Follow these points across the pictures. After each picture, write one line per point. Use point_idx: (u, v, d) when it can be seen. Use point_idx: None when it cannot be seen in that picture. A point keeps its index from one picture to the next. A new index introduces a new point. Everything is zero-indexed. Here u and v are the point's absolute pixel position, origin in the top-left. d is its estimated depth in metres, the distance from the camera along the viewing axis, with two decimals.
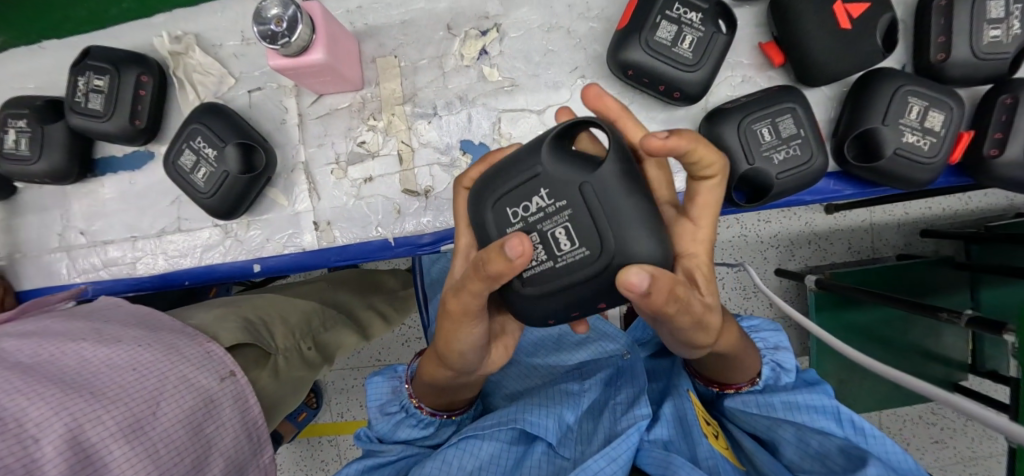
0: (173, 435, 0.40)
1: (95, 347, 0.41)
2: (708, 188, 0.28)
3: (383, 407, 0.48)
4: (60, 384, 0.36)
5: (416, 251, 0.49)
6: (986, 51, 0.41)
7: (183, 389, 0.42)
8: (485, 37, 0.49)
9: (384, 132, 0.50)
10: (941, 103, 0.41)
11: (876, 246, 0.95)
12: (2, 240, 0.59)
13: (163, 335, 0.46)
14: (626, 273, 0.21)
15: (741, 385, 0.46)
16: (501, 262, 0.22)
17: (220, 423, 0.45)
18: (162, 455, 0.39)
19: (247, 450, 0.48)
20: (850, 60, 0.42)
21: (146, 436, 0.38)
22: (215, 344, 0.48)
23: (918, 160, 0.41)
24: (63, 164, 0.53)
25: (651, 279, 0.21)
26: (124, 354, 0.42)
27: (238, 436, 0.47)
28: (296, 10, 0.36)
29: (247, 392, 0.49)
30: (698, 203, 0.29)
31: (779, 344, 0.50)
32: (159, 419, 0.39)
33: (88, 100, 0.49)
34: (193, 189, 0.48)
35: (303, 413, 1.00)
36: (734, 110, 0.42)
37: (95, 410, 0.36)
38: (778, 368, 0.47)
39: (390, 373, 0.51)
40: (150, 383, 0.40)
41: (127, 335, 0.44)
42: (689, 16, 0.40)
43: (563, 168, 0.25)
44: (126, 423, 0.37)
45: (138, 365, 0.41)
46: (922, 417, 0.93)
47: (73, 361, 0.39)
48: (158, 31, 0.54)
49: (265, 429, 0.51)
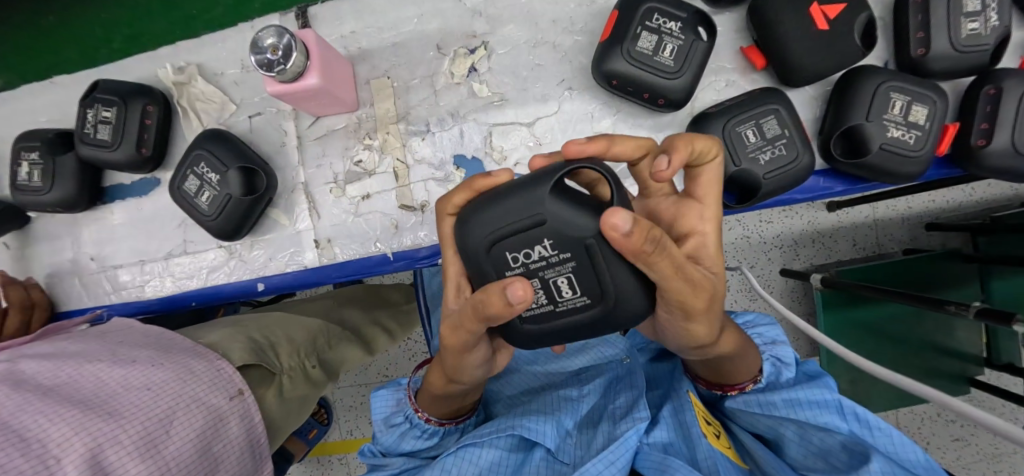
0: (185, 454, 0.41)
1: (111, 368, 0.43)
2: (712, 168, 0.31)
3: (388, 420, 0.49)
4: (79, 404, 0.38)
5: (414, 264, 0.50)
6: (965, 43, 0.42)
7: (195, 407, 0.44)
8: (473, 55, 0.50)
9: (380, 150, 0.51)
10: (924, 97, 0.42)
11: (879, 241, 0.95)
12: (16, 269, 0.61)
13: (174, 355, 0.48)
14: (609, 213, 0.21)
15: (743, 385, 0.45)
16: (500, 304, 0.24)
17: (227, 440, 0.47)
18: (175, 472, 0.40)
19: (249, 468, 0.50)
20: (830, 59, 0.43)
21: (160, 455, 0.39)
22: (225, 362, 0.50)
23: (905, 153, 0.41)
24: (73, 193, 0.55)
25: (634, 223, 0.21)
26: (138, 374, 0.43)
27: (243, 452, 0.49)
28: (291, 38, 0.37)
29: (253, 410, 0.51)
30: (702, 182, 0.31)
31: (777, 339, 0.50)
32: (172, 438, 0.41)
33: (96, 131, 0.51)
34: (198, 212, 0.49)
35: (314, 430, 1.00)
36: (719, 113, 0.43)
37: (113, 429, 0.37)
38: (779, 363, 0.47)
39: (395, 386, 0.52)
40: (165, 402, 0.42)
41: (141, 356, 0.46)
42: (669, 25, 0.41)
43: (568, 218, 0.26)
44: (141, 442, 0.38)
45: (153, 384, 0.43)
46: (939, 414, 0.92)
47: (91, 382, 0.41)
48: (162, 63, 0.56)
49: (266, 447, 0.52)
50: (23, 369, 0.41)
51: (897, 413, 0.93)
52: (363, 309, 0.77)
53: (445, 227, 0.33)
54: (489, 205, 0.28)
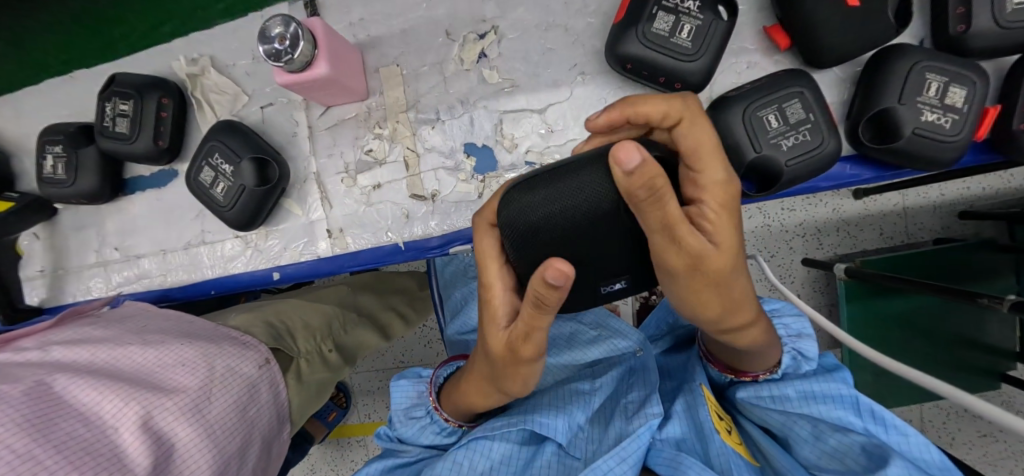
0: (227, 418, 0.45)
1: (143, 349, 0.44)
2: (693, 129, 0.27)
3: (408, 412, 0.49)
4: (125, 380, 0.40)
5: (424, 254, 0.50)
6: (1009, 19, 0.38)
7: (229, 377, 0.47)
8: (483, 40, 0.49)
9: (390, 139, 0.51)
10: (962, 78, 0.39)
11: (909, 230, 0.90)
12: (47, 258, 0.63)
13: (200, 335, 0.50)
14: (618, 147, 0.20)
15: (757, 374, 0.44)
16: (555, 293, 0.26)
17: (259, 405, 0.50)
18: (220, 434, 0.44)
19: (274, 429, 0.54)
20: (860, 38, 0.40)
21: (206, 419, 0.43)
22: (248, 338, 0.53)
23: (940, 138, 0.39)
24: (95, 186, 0.56)
25: (645, 160, 0.20)
26: (170, 352, 0.45)
27: (271, 415, 0.53)
28: (298, 26, 0.37)
29: (278, 378, 0.54)
30: (693, 147, 0.27)
31: (802, 332, 0.47)
32: (215, 404, 0.44)
33: (115, 124, 0.52)
34: (214, 203, 0.50)
35: (333, 413, 1.05)
36: (739, 97, 0.41)
37: (163, 399, 0.40)
38: (800, 356, 0.44)
39: (415, 377, 0.52)
40: (202, 374, 0.45)
41: (167, 337, 0.47)
42: (687, 5, 0.39)
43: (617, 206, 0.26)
44: (189, 408, 0.42)
45: (187, 359, 0.45)
46: (967, 410, 0.89)
47: (127, 363, 0.43)
48: (176, 55, 0.57)
49: (289, 409, 0.57)
50: (52, 356, 0.42)
51: (922, 408, 0.90)
52: (378, 294, 0.77)
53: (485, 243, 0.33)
54: (523, 187, 0.28)
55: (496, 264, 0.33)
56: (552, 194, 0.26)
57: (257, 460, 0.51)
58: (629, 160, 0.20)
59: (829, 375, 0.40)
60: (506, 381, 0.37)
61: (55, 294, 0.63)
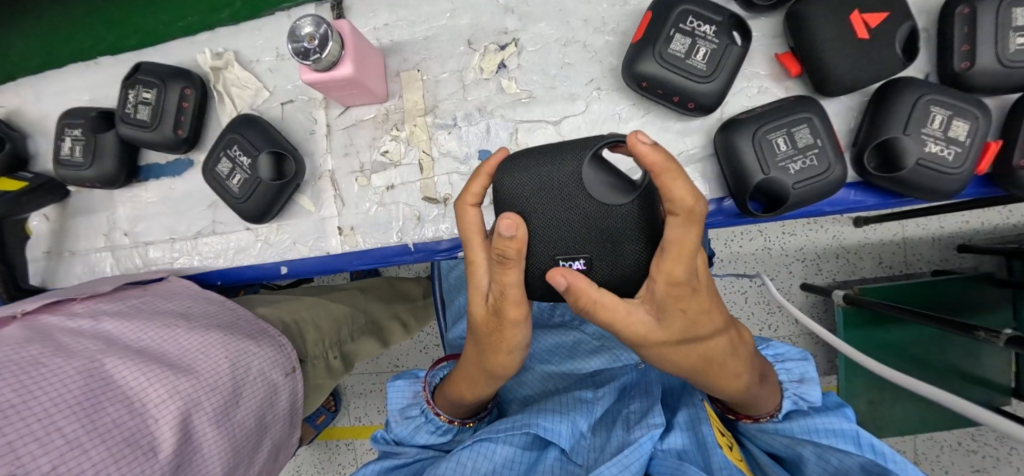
0: (245, 422, 0.46)
1: (188, 336, 0.45)
2: (677, 227, 0.27)
3: (404, 411, 0.49)
4: (172, 367, 0.42)
5: (433, 256, 0.51)
6: (1012, 57, 0.40)
7: (259, 379, 0.49)
8: (503, 51, 0.50)
9: (406, 142, 0.52)
10: (965, 112, 0.40)
11: (909, 260, 0.91)
12: (56, 239, 0.64)
13: (242, 326, 0.52)
14: (553, 273, 0.29)
15: (758, 416, 0.44)
16: (512, 244, 0.28)
17: (275, 410, 0.52)
18: (237, 437, 0.45)
19: (286, 433, 0.55)
20: (868, 70, 0.42)
21: (229, 423, 0.44)
22: (285, 338, 0.55)
23: (942, 170, 0.40)
24: (111, 170, 0.57)
25: (569, 284, 0.29)
26: (213, 342, 0.46)
27: (285, 419, 0.54)
28: (328, 28, 0.38)
29: (299, 387, 0.56)
30: (674, 242, 0.27)
31: (805, 376, 0.46)
32: (240, 408, 0.46)
33: (136, 111, 0.53)
34: (229, 195, 0.51)
35: (323, 416, 1.03)
36: (749, 120, 0.42)
37: (201, 395, 0.42)
38: (802, 402, 0.44)
39: (412, 377, 0.52)
40: (238, 376, 0.46)
41: (210, 325, 0.49)
42: (703, 29, 0.41)
43: (593, 193, 0.29)
44: (218, 412, 0.43)
45: (226, 354, 0.47)
46: (962, 443, 0.88)
47: (175, 349, 0.44)
48: (202, 48, 0.58)
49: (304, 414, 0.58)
50: (102, 328, 0.43)
51: (917, 439, 0.90)
52: (383, 301, 0.77)
53: (468, 220, 0.34)
54: (511, 164, 0.31)
55: (479, 237, 0.34)
56: (539, 166, 0.30)
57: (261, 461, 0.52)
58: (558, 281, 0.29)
59: (830, 411, 0.41)
60: (493, 348, 0.38)
61: (61, 276, 0.63)
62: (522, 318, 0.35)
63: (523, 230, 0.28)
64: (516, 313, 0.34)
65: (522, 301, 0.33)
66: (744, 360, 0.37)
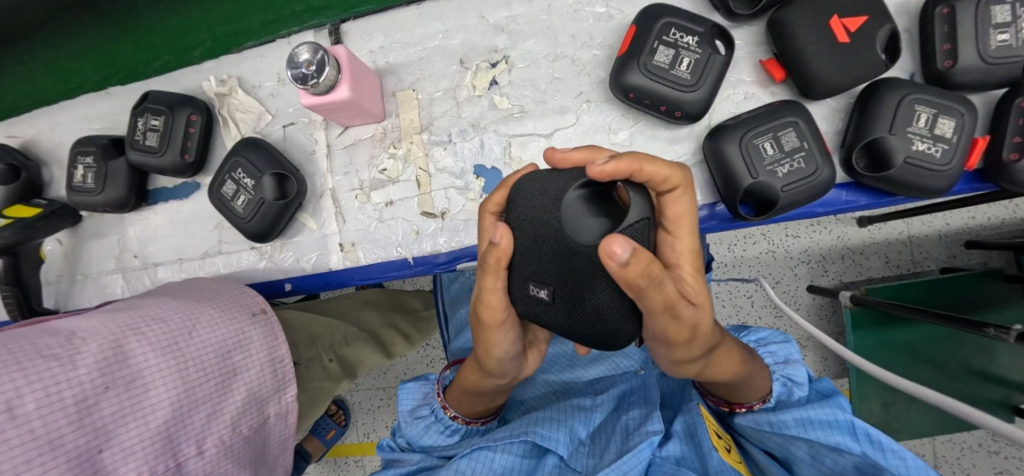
0: (201, 353, 0.47)
1: (143, 301, 0.48)
2: (682, 198, 0.31)
3: (414, 412, 0.50)
4: (110, 314, 0.44)
5: (433, 269, 0.52)
6: (994, 55, 0.41)
7: (216, 316, 0.50)
8: (494, 68, 0.52)
9: (404, 159, 0.53)
10: (951, 110, 0.41)
11: (915, 258, 0.91)
12: (69, 263, 0.66)
13: (206, 288, 0.54)
14: (611, 240, 0.24)
15: (752, 404, 0.45)
16: (495, 250, 0.31)
17: (248, 354, 0.52)
18: (191, 366, 0.46)
19: (270, 386, 0.54)
20: (851, 73, 0.42)
21: (177, 349, 0.45)
22: (249, 290, 0.55)
23: (930, 167, 0.41)
24: (121, 195, 0.59)
25: (633, 251, 0.24)
26: (164, 301, 0.49)
27: (265, 367, 0.53)
28: (324, 54, 0.40)
29: (275, 332, 0.56)
30: (672, 215, 0.31)
31: (790, 357, 0.48)
32: (191, 337, 0.47)
33: (145, 137, 0.55)
34: (234, 215, 0.52)
35: (332, 431, 1.03)
36: (736, 126, 0.43)
37: (133, 322, 0.44)
38: (790, 383, 0.46)
39: (423, 381, 0.54)
40: (184, 314, 0.48)
41: (174, 294, 0.52)
42: (686, 40, 0.42)
43: (567, 226, 0.28)
44: (160, 337, 0.44)
45: (176, 302, 0.49)
46: (982, 445, 0.87)
47: (127, 307, 0.47)
48: (207, 75, 0.61)
49: (292, 369, 0.57)
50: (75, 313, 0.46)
51: (934, 441, 0.88)
52: (380, 311, 0.78)
53: (485, 227, 0.36)
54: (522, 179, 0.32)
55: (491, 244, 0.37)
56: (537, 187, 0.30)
57: (246, 410, 0.51)
58: (620, 251, 0.24)
59: (825, 401, 0.41)
60: (480, 352, 0.40)
61: (73, 299, 0.65)
62: (498, 323, 0.36)
63: (509, 241, 0.31)
64: (494, 318, 0.36)
65: (498, 307, 0.35)
66: (730, 354, 0.40)
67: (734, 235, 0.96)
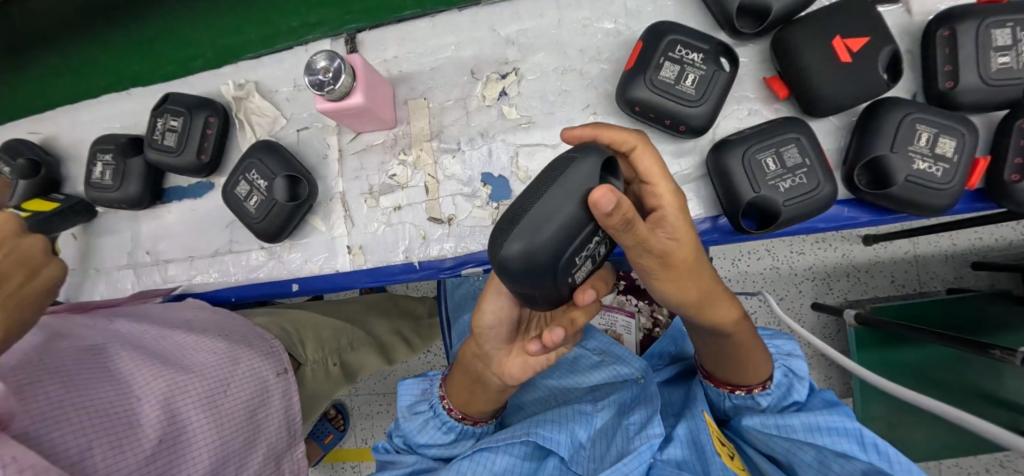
0: (236, 412, 0.50)
1: (187, 339, 0.51)
2: (645, 154, 0.33)
3: (412, 408, 0.51)
4: (162, 361, 0.47)
5: (438, 273, 0.53)
6: (995, 77, 0.42)
7: (250, 376, 0.53)
8: (504, 80, 0.53)
9: (413, 165, 0.55)
10: (952, 130, 0.41)
11: (920, 277, 0.90)
12: (82, 257, 0.67)
13: (241, 332, 0.57)
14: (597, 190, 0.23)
15: (751, 386, 0.46)
16: None
17: (270, 410, 0.55)
18: (228, 425, 0.48)
19: (282, 439, 0.57)
20: (853, 91, 0.43)
21: (218, 410, 0.48)
22: (277, 344, 0.59)
23: (931, 186, 0.41)
24: (137, 192, 0.61)
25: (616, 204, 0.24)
26: (208, 344, 0.51)
27: (281, 423, 0.57)
28: (341, 62, 0.42)
29: (293, 388, 0.59)
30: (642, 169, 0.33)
31: (793, 352, 0.50)
32: (229, 397, 0.49)
33: (163, 138, 0.57)
34: (246, 216, 0.53)
35: (330, 435, 1.06)
36: (738, 141, 0.44)
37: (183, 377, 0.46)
38: (792, 374, 0.47)
39: (421, 377, 0.55)
40: (226, 369, 0.50)
41: (211, 330, 0.54)
42: (691, 57, 0.43)
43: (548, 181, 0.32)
44: (206, 397, 0.47)
45: (215, 348, 0.51)
46: (990, 470, 0.85)
47: (173, 347, 0.49)
48: (225, 79, 0.62)
49: (300, 422, 0.61)
50: (120, 330, 0.49)
51: (941, 465, 0.87)
52: (386, 317, 0.79)
53: None
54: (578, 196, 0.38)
55: None
56: None
57: (263, 463, 0.54)
58: (607, 201, 0.23)
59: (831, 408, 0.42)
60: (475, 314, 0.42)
61: (84, 293, 0.66)
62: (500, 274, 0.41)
63: None
64: None
65: None
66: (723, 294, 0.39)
67: (739, 249, 0.96)
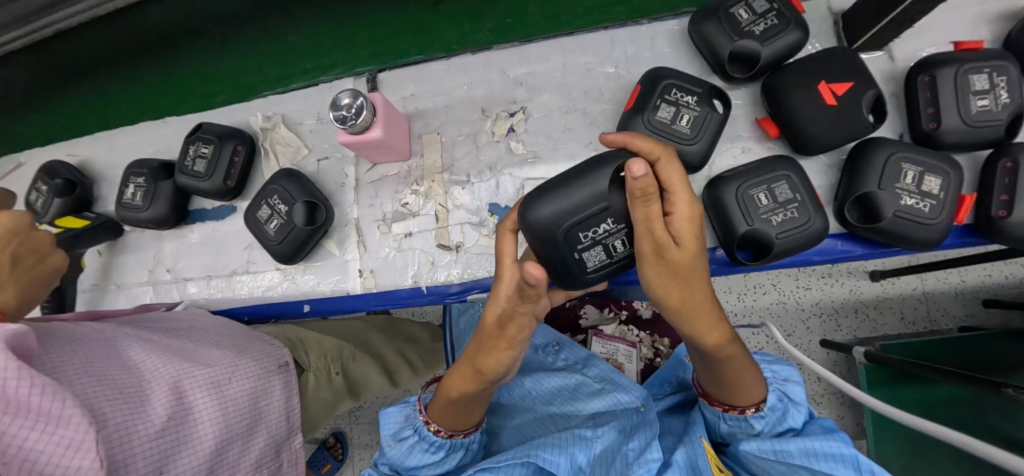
0: (240, 399, 0.51)
1: (191, 335, 0.53)
2: (672, 167, 0.37)
3: (397, 435, 0.51)
4: (170, 349, 0.49)
5: (444, 298, 0.55)
6: (976, 118, 0.44)
7: (252, 368, 0.55)
8: (513, 117, 0.57)
9: (425, 195, 0.58)
10: (938, 169, 0.44)
11: (926, 313, 0.90)
12: (105, 274, 0.70)
13: (239, 332, 0.59)
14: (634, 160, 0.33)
15: (743, 407, 0.46)
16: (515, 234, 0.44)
17: (270, 402, 0.57)
18: (233, 411, 0.50)
19: (282, 432, 0.58)
20: (840, 131, 0.46)
21: (223, 396, 0.49)
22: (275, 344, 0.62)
23: (920, 221, 0.43)
24: (163, 213, 0.64)
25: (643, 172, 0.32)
26: (209, 339, 0.54)
27: (281, 415, 0.58)
28: (363, 100, 0.46)
29: (291, 386, 0.61)
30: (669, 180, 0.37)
31: (790, 376, 0.49)
32: (233, 384, 0.51)
33: (194, 164, 0.61)
34: (266, 238, 0.57)
35: (327, 465, 1.06)
36: (732, 177, 0.46)
37: (191, 363, 0.48)
38: (788, 399, 0.47)
39: (403, 403, 0.55)
40: (230, 360, 0.52)
41: (212, 329, 0.56)
42: (686, 99, 0.47)
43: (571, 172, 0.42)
44: (212, 383, 0.49)
45: (221, 347, 0.53)
46: None
47: (178, 339, 0.51)
48: (254, 112, 0.67)
49: (299, 419, 0.62)
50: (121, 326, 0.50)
51: None
52: (389, 337, 0.80)
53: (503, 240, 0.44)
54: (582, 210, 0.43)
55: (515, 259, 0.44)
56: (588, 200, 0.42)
57: (263, 453, 0.55)
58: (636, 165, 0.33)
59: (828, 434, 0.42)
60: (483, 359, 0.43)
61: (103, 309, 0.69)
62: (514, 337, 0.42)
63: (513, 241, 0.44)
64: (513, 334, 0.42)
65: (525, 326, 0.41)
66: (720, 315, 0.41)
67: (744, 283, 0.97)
